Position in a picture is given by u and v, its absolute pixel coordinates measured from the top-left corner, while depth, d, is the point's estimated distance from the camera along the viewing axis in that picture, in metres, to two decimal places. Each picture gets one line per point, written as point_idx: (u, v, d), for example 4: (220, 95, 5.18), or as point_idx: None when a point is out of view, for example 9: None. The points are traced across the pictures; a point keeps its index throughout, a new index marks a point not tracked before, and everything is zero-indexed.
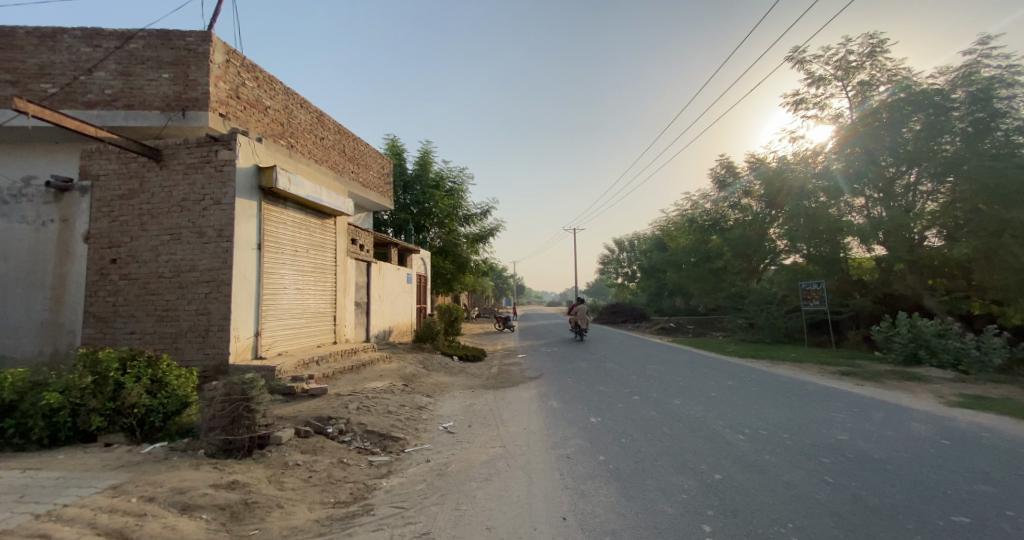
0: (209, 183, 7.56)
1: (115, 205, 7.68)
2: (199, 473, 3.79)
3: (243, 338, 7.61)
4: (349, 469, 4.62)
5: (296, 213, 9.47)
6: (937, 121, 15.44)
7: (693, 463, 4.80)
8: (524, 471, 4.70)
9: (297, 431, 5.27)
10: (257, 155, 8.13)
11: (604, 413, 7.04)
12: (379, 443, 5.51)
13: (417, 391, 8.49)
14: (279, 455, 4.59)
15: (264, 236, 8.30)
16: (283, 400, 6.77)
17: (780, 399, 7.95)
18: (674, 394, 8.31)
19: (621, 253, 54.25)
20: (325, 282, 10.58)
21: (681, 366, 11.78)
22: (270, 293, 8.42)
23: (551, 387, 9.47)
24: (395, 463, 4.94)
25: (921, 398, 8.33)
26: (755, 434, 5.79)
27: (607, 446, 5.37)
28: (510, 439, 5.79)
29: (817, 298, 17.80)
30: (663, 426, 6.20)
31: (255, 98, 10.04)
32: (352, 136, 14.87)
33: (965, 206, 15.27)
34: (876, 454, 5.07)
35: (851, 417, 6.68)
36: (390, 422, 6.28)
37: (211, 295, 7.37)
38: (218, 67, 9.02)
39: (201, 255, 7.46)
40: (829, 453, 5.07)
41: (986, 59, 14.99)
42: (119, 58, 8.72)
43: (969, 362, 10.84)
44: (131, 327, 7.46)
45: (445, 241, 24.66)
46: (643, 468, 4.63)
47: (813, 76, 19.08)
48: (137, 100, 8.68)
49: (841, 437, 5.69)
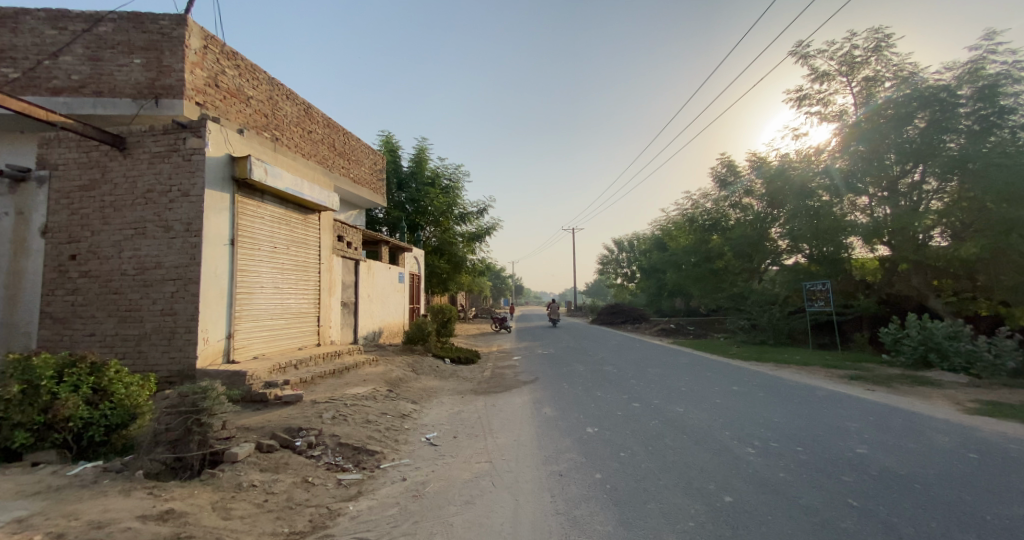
0: (177, 173, 7.05)
1: (75, 197, 7.20)
2: (129, 501, 3.36)
3: (213, 341, 7.07)
4: (312, 491, 4.09)
5: (275, 206, 8.94)
6: (941, 118, 14.97)
7: (699, 482, 4.28)
8: (511, 492, 4.17)
9: (259, 445, 4.72)
10: (230, 144, 7.61)
11: (602, 422, 6.53)
12: (352, 458, 4.97)
13: (402, 397, 7.95)
14: (233, 475, 4.05)
15: (238, 231, 7.78)
16: (253, 408, 6.25)
17: (790, 407, 7.41)
18: (675, 401, 7.76)
19: (620, 253, 53.78)
20: (308, 281, 10.05)
21: (682, 369, 11.24)
22: (245, 293, 7.88)
23: (546, 392, 8.96)
24: (366, 483, 4.40)
25: (937, 404, 7.81)
26: (766, 447, 5.28)
27: (605, 462, 4.84)
28: (498, 452, 5.28)
29: (822, 299, 17.25)
30: (665, 438, 5.70)
31: (236, 87, 9.47)
32: (342, 130, 14.34)
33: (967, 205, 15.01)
34: (901, 470, 4.55)
35: (868, 427, 6.15)
36: (368, 433, 5.75)
37: (178, 294, 6.85)
38: (194, 53, 8.47)
39: (167, 251, 6.93)
40: (850, 470, 4.55)
41: (992, 54, 14.49)
42: (87, 41, 8.19)
43: (981, 367, 10.29)
44: (92, 329, 6.96)
45: (440, 240, 24.08)
46: (645, 490, 4.11)
47: (817, 71, 18.57)
48: (107, 86, 8.16)
49: (861, 450, 5.17)
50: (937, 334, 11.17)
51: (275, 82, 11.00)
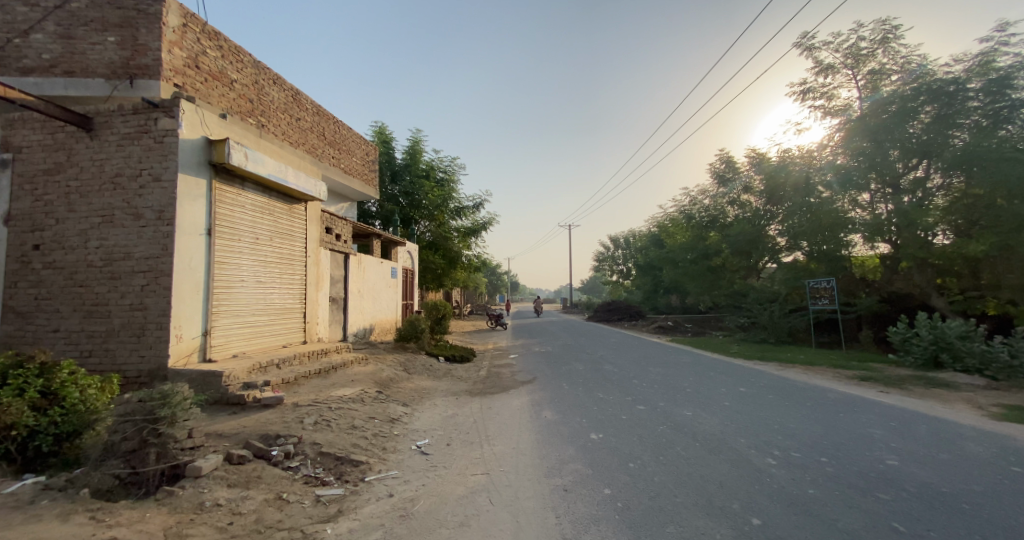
0: (148, 156, 6.52)
1: (39, 181, 6.64)
2: (66, 528, 2.85)
3: (187, 339, 6.54)
4: (285, 510, 3.59)
5: (257, 195, 8.40)
6: (948, 113, 14.60)
7: (720, 500, 3.85)
8: (511, 511, 3.71)
9: (229, 457, 4.20)
10: (206, 126, 7.08)
11: (607, 428, 6.09)
12: (334, 470, 4.48)
13: (392, 399, 7.46)
14: (194, 493, 3.52)
15: (216, 220, 7.24)
16: (228, 411, 5.75)
17: (804, 411, 7.00)
18: (683, 404, 7.32)
19: (616, 249, 53.25)
20: (294, 275, 9.52)
21: (685, 369, 10.81)
22: (224, 286, 7.36)
23: (546, 393, 8.54)
24: (348, 500, 3.91)
25: (957, 409, 7.43)
26: (787, 458, 4.85)
27: (613, 475, 4.39)
28: (497, 462, 4.83)
29: (826, 297, 16.80)
30: (677, 446, 5.27)
31: (219, 69, 8.73)
32: (332, 119, 13.75)
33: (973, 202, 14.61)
34: (942, 487, 4.15)
35: (893, 435, 5.75)
36: (354, 440, 5.26)
37: (148, 287, 6.33)
38: (173, 30, 7.67)
39: (137, 241, 6.39)
40: (885, 487, 4.15)
41: (1004, 46, 14.10)
42: (59, 19, 7.29)
43: (998, 368, 9.75)
44: (56, 324, 6.42)
45: (434, 234, 23.57)
46: (662, 509, 3.66)
47: (821, 64, 18.15)
48: (80, 66, 7.29)
49: (891, 462, 4.76)
50: (949, 333, 10.92)
51: (260, 65, 10.36)
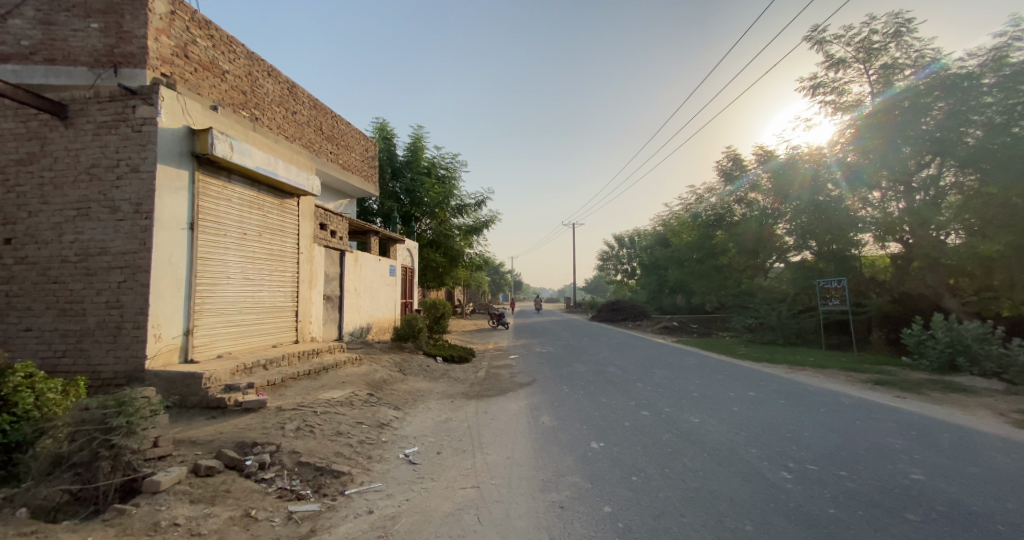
0: (125, 145, 6.24)
1: (11, 172, 6.39)
2: None
3: (166, 338, 6.23)
4: (252, 530, 3.25)
5: (245, 189, 8.10)
6: (961, 109, 13.94)
7: (732, 521, 3.46)
8: (499, 532, 3.34)
9: (196, 468, 3.87)
10: (188, 115, 6.81)
11: (609, 436, 5.73)
12: (313, 482, 4.14)
13: (383, 403, 7.11)
14: (150, 512, 3.19)
15: (200, 214, 6.93)
16: (208, 416, 5.45)
17: (817, 417, 6.60)
18: (690, 410, 6.94)
19: (620, 248, 52.65)
20: (285, 272, 9.20)
21: (692, 372, 10.42)
22: (208, 283, 7.06)
23: (546, 396, 8.18)
24: (323, 517, 3.57)
25: (979, 416, 6.99)
26: (803, 472, 4.47)
27: (614, 490, 4.04)
28: (489, 474, 4.49)
29: (837, 297, 16.31)
30: (683, 456, 4.91)
31: (210, 60, 8.23)
32: (330, 113, 13.39)
33: (983, 201, 13.85)
34: (975, 507, 3.75)
35: (915, 446, 5.34)
36: (337, 448, 4.93)
37: (126, 284, 6.02)
38: (160, 19, 7.05)
39: (113, 236, 6.08)
40: (914, 506, 3.75)
41: (1018, 41, 13.39)
42: (38, 3, 6.60)
43: (1015, 372, 9.28)
44: (27, 323, 6.13)
45: (436, 232, 23.28)
46: (667, 531, 3.29)
47: (832, 58, 17.63)
48: (62, 54, 6.60)
49: (917, 477, 4.37)
50: (966, 335, 10.45)
51: (253, 56, 10.00)
